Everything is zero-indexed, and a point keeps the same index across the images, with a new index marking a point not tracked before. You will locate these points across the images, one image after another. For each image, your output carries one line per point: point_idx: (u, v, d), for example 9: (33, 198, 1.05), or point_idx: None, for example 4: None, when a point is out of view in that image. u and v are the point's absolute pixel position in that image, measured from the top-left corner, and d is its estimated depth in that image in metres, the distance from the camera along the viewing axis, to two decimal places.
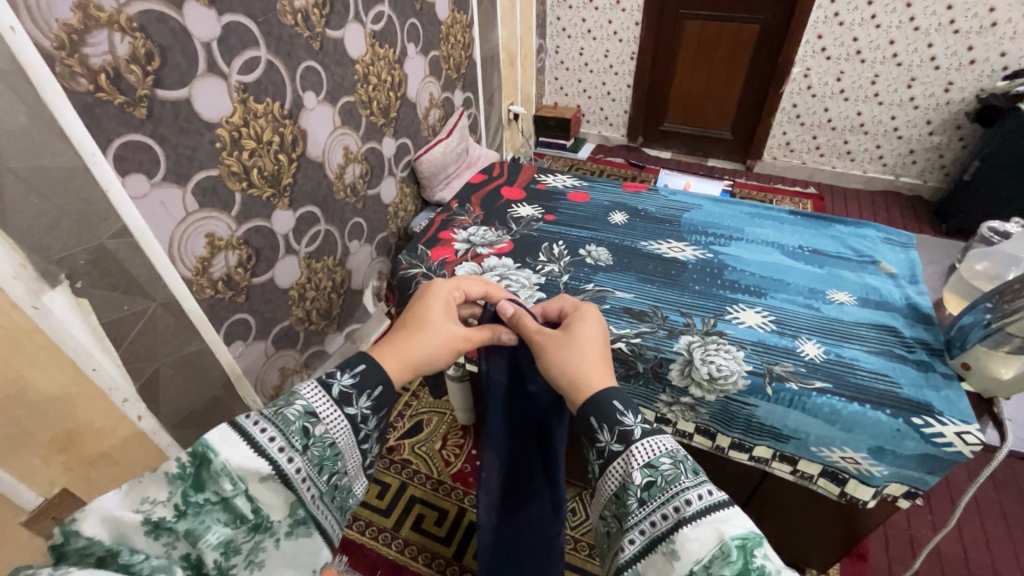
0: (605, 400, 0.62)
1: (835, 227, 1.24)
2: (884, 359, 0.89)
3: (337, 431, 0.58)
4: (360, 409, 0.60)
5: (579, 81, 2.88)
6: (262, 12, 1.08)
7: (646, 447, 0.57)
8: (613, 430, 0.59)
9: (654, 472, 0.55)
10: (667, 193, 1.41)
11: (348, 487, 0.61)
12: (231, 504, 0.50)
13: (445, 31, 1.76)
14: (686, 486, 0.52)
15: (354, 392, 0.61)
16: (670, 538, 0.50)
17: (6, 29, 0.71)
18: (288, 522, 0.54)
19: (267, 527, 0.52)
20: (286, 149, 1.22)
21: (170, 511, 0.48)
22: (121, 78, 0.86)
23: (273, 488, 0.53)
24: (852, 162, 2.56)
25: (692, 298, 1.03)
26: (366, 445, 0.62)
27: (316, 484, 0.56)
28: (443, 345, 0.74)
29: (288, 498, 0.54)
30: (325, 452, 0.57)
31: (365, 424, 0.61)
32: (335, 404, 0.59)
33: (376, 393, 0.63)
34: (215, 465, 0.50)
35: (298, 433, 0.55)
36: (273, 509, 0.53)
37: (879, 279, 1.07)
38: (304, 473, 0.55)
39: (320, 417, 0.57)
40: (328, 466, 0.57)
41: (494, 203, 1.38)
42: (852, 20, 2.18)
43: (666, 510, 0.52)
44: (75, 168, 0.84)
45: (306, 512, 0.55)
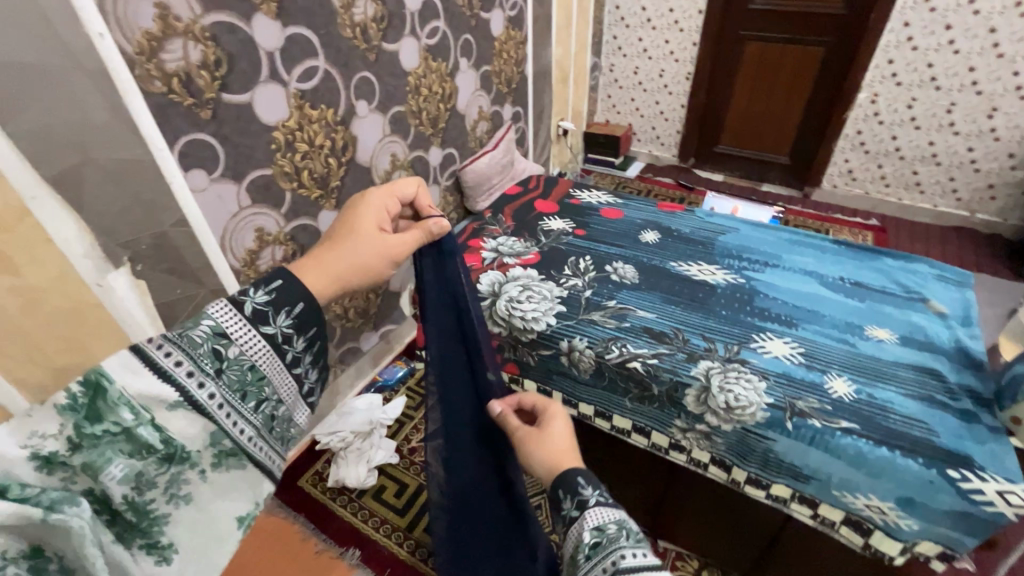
0: (569, 475, 0.65)
1: (882, 260, 1.17)
2: (922, 404, 0.83)
3: (254, 352, 0.58)
4: (278, 328, 0.59)
5: (631, 99, 2.86)
6: (324, 25, 1.15)
7: (597, 513, 0.59)
8: (573, 498, 0.62)
9: (600, 533, 0.57)
10: (703, 215, 1.38)
11: (289, 417, 0.62)
12: (134, 434, 0.48)
13: (498, 47, 1.81)
14: (625, 545, 0.55)
15: (272, 310, 0.59)
16: None
17: (96, 36, 0.80)
18: (210, 453, 0.53)
19: (184, 458, 0.51)
20: (336, 153, 1.29)
21: (62, 445, 0.45)
22: (191, 82, 0.95)
23: (188, 415, 0.52)
24: (922, 195, 2.40)
25: (718, 324, 1.00)
26: (298, 371, 0.62)
27: (239, 411, 0.56)
28: (375, 254, 0.73)
29: (206, 427, 0.53)
30: (245, 375, 0.57)
31: (288, 346, 0.60)
32: (249, 323, 0.57)
33: (296, 310, 0.61)
34: (112, 395, 0.47)
35: (208, 357, 0.54)
36: (188, 439, 0.52)
37: (926, 317, 1.00)
38: (220, 399, 0.54)
39: (233, 339, 0.56)
40: (250, 392, 0.57)
41: (526, 215, 1.40)
42: (928, 45, 2.07)
43: (605, 565, 0.54)
44: (146, 161, 0.92)
45: (232, 443, 0.55)
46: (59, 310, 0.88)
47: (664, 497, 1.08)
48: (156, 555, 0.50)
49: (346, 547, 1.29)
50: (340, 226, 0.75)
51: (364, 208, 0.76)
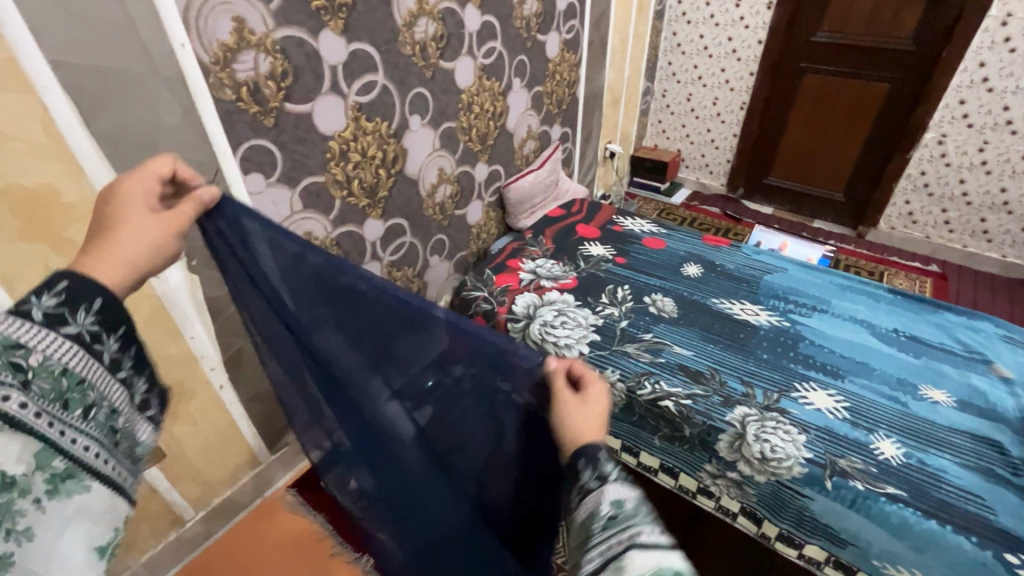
0: (594, 447, 0.61)
1: (946, 316, 1.13)
2: (977, 477, 0.81)
3: (65, 355, 0.49)
4: (83, 326, 0.50)
5: (682, 126, 2.82)
6: (385, 42, 1.20)
7: (618, 487, 0.56)
8: (592, 468, 0.59)
9: (618, 508, 0.54)
10: (751, 252, 1.34)
11: (131, 431, 0.56)
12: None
13: (552, 68, 1.83)
14: (644, 523, 0.53)
15: (65, 308, 0.49)
16: (618, 558, 0.51)
17: (178, 46, 0.85)
18: (43, 476, 0.46)
19: (11, 484, 0.44)
20: (386, 164, 1.33)
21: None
22: (259, 91, 0.99)
23: (3, 437, 0.44)
24: (989, 243, 2.25)
25: (758, 368, 1.00)
26: (123, 373, 0.55)
27: (67, 423, 0.48)
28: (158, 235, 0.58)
29: (34, 446, 0.45)
30: (60, 383, 0.48)
31: (100, 344, 0.52)
32: (46, 328, 0.48)
33: (95, 306, 0.51)
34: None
35: (7, 371, 0.45)
36: (10, 463, 0.44)
37: (988, 381, 0.97)
38: (38, 411, 0.46)
39: (31, 346, 0.47)
40: (74, 399, 0.49)
41: (567, 238, 1.39)
42: (1004, 88, 1.96)
43: (621, 540, 0.52)
44: (209, 163, 0.97)
45: (64, 462, 0.47)
46: None
47: None
48: None
49: None
50: (97, 218, 0.58)
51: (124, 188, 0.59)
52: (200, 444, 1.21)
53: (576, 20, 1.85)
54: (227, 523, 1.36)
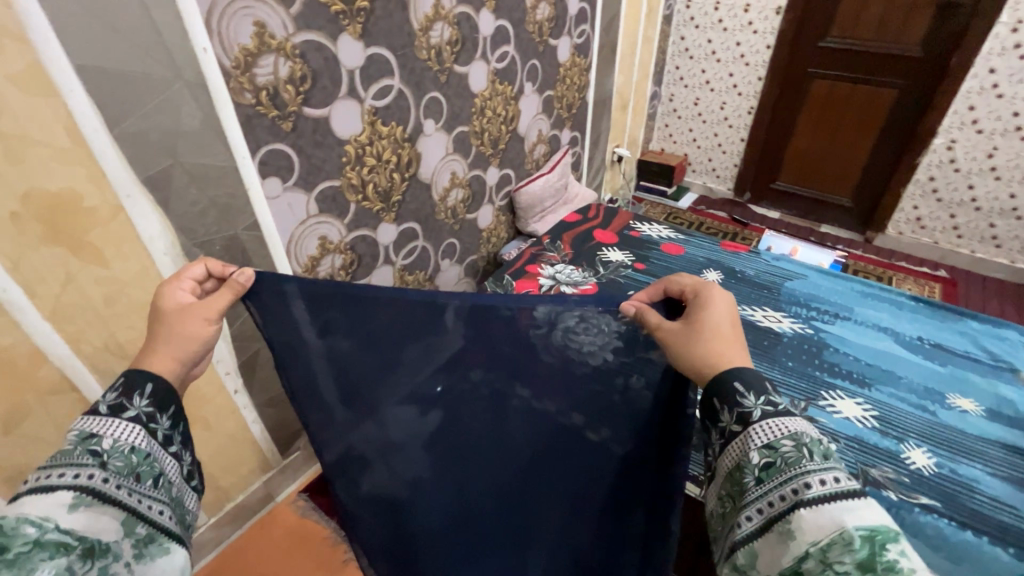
0: (725, 380, 0.57)
1: (967, 323, 1.24)
2: (1011, 487, 0.86)
3: (129, 437, 0.55)
4: (139, 409, 0.57)
5: (689, 130, 2.83)
6: (402, 46, 1.20)
7: (766, 429, 0.52)
8: (732, 410, 0.55)
9: (773, 453, 0.51)
10: (768, 258, 1.49)
11: (180, 501, 0.61)
12: (48, 539, 0.45)
13: (563, 73, 1.83)
14: (810, 470, 0.48)
15: (124, 396, 0.57)
16: (786, 518, 0.47)
17: (199, 50, 0.85)
18: (128, 540, 0.51)
19: (105, 549, 0.49)
20: (400, 168, 1.32)
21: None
22: (278, 95, 0.99)
23: (94, 509, 0.49)
24: (998, 249, 2.25)
25: (785, 376, 1.08)
26: (172, 448, 0.60)
27: (140, 492, 0.54)
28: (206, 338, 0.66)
29: (117, 515, 0.51)
30: (129, 459, 0.54)
31: (157, 424, 0.59)
32: (112, 419, 0.55)
33: (149, 390, 0.59)
34: (9, 525, 0.44)
35: (87, 454, 0.52)
36: (102, 531, 0.49)
37: (1015, 390, 1.05)
38: (117, 484, 0.52)
39: (102, 435, 0.54)
40: (143, 472, 0.55)
41: (584, 244, 1.54)
42: (1014, 94, 1.97)
43: (785, 493, 0.48)
44: (228, 167, 0.96)
45: (142, 525, 0.53)
46: (135, 301, 0.95)
47: None
48: None
49: None
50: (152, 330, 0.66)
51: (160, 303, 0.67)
52: (213, 449, 1.20)
53: (587, 25, 1.85)
54: (234, 532, 1.33)
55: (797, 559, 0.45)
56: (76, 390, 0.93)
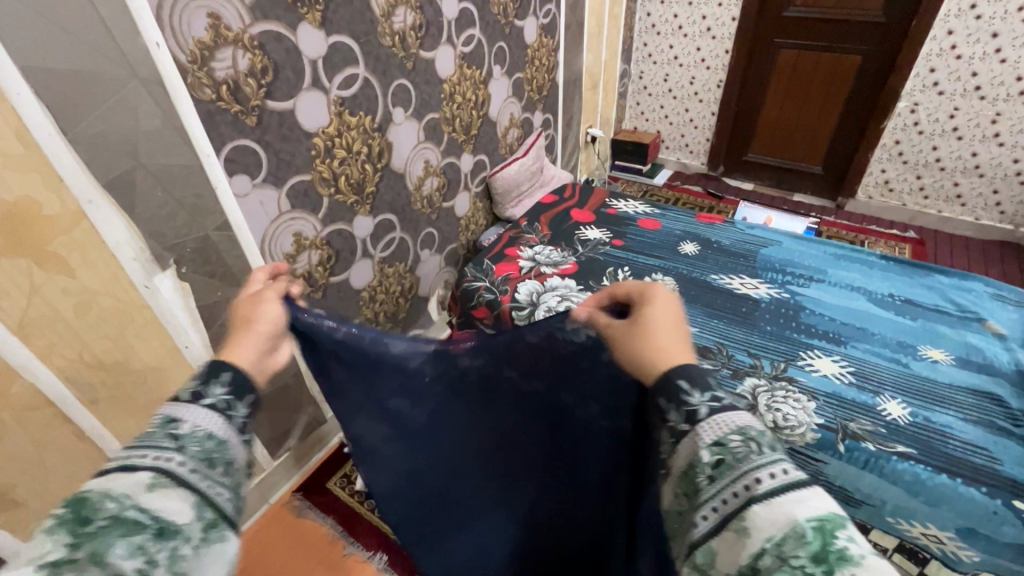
0: (669, 378, 0.51)
1: (935, 277, 1.27)
2: (982, 430, 0.90)
3: (207, 421, 0.47)
4: (217, 396, 0.49)
5: (660, 107, 2.84)
6: (364, 33, 1.17)
7: (713, 423, 0.46)
8: (678, 407, 0.49)
9: (722, 448, 0.44)
10: (742, 227, 1.51)
11: None
12: (127, 516, 0.38)
13: (531, 54, 1.81)
14: (758, 462, 0.41)
15: (204, 383, 0.50)
16: (738, 518, 0.40)
17: (152, 45, 0.82)
18: (200, 525, 0.42)
19: (179, 532, 0.40)
20: (372, 159, 1.30)
21: (61, 548, 0.35)
22: (239, 89, 0.96)
23: (169, 493, 0.41)
24: (963, 208, 2.32)
25: (763, 339, 1.11)
26: (252, 437, 0.51)
27: (217, 480, 0.45)
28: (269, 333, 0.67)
29: (192, 500, 0.42)
30: (207, 444, 0.46)
31: (235, 410, 0.50)
32: (191, 404, 0.48)
33: (227, 376, 0.52)
34: (91, 500, 0.38)
35: (167, 436, 0.44)
36: (177, 515, 0.41)
37: (983, 338, 1.09)
38: (193, 469, 0.43)
39: (183, 417, 0.46)
40: (220, 457, 0.46)
41: (562, 224, 1.54)
42: (972, 54, 2.01)
43: (735, 490, 0.41)
44: (193, 166, 0.94)
45: (214, 511, 0.43)
46: (108, 309, 0.92)
47: None
48: None
49: (374, 551, 1.30)
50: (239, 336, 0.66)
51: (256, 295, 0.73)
52: None
53: (552, 5, 1.83)
54: None
55: (752, 560, 0.37)
56: (52, 404, 0.90)
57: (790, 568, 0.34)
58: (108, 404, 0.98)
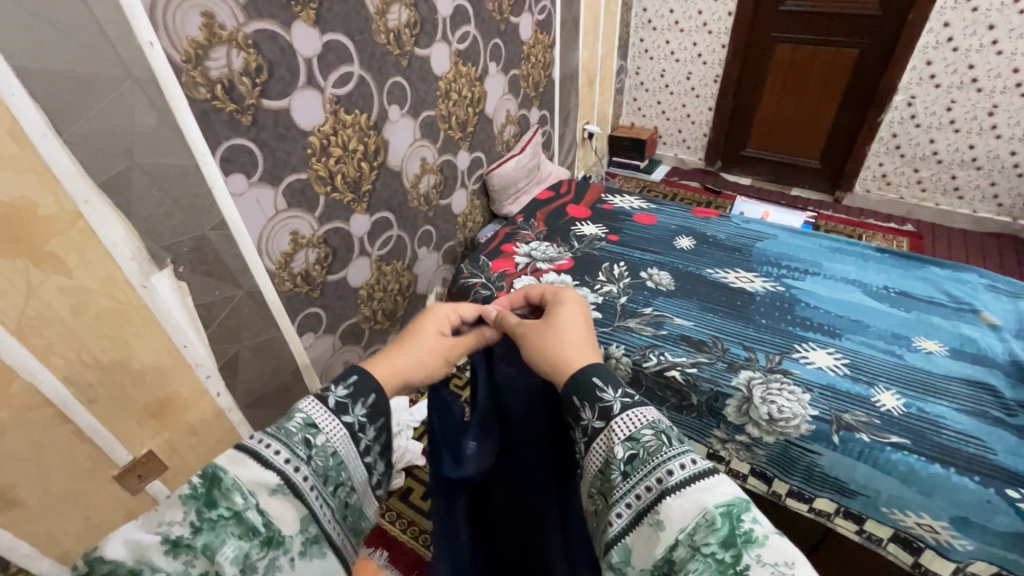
0: (584, 376, 0.58)
1: (931, 269, 1.28)
2: (975, 420, 0.90)
3: (338, 439, 0.54)
4: (356, 417, 0.56)
5: (657, 102, 2.84)
6: (359, 31, 1.17)
7: (627, 420, 0.53)
8: (594, 407, 0.56)
9: (635, 444, 0.52)
10: (738, 221, 1.51)
11: (359, 508, 0.56)
12: (245, 517, 0.44)
13: (527, 51, 1.81)
14: (667, 456, 0.49)
15: (349, 399, 0.57)
16: (653, 509, 0.47)
17: (146, 45, 0.82)
18: (301, 539, 0.48)
19: (281, 542, 0.46)
20: (368, 157, 1.31)
21: (186, 528, 0.41)
22: (233, 88, 0.96)
23: (286, 501, 0.48)
24: (960, 200, 2.32)
25: (758, 332, 1.11)
26: (368, 459, 0.57)
27: (324, 496, 0.51)
28: (439, 355, 0.73)
29: (300, 512, 0.48)
30: (328, 461, 0.52)
31: (364, 434, 0.56)
32: (332, 413, 0.55)
33: (370, 400, 0.58)
34: (226, 482, 0.45)
35: (302, 443, 0.51)
36: (284, 524, 0.47)
37: (977, 329, 1.09)
38: (311, 483, 0.50)
39: (321, 428, 0.53)
40: (333, 476, 0.52)
41: (558, 220, 1.55)
42: (968, 46, 2.01)
43: (649, 484, 0.49)
44: (188, 166, 0.94)
45: (317, 527, 0.49)
46: (105, 309, 0.92)
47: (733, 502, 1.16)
48: None
49: (374, 547, 1.31)
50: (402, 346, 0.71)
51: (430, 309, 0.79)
52: (201, 453, 1.21)
53: (548, 1, 1.83)
54: None
55: (667, 549, 0.44)
56: (52, 405, 0.91)
57: (701, 552, 0.41)
58: (108, 403, 0.99)
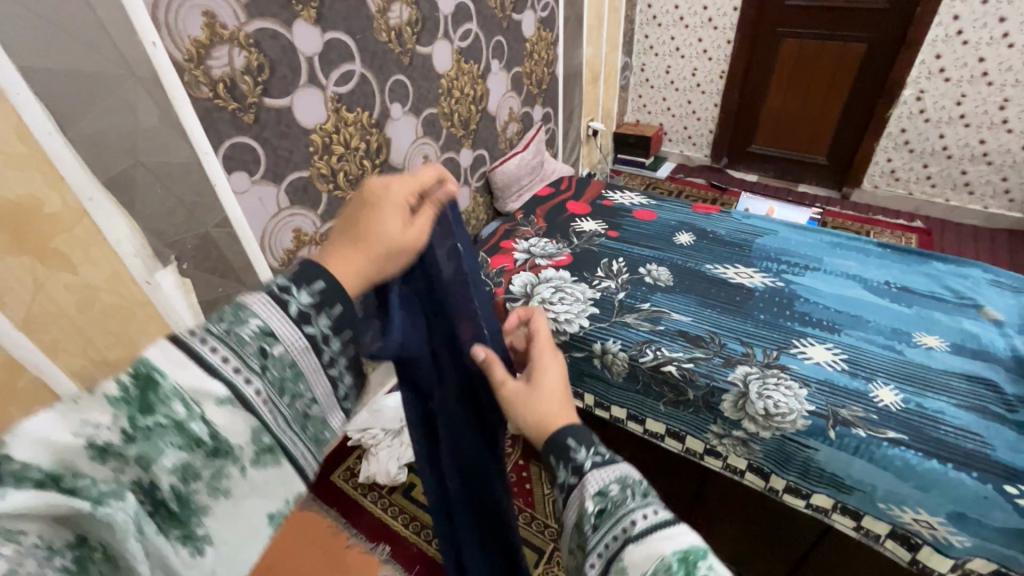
0: (559, 436, 0.56)
1: (933, 265, 1.26)
2: (974, 415, 0.89)
3: (305, 351, 0.43)
4: (320, 329, 0.43)
5: (663, 99, 2.83)
6: (360, 29, 1.18)
7: (597, 475, 0.52)
8: (567, 464, 0.54)
9: (604, 497, 0.50)
10: (739, 217, 1.50)
11: (327, 423, 0.46)
12: (188, 428, 0.36)
13: (529, 48, 1.81)
14: (633, 507, 0.48)
15: (319, 305, 0.44)
16: (618, 559, 0.46)
17: (149, 45, 0.83)
18: (255, 451, 0.39)
19: (231, 455, 0.38)
20: (370, 155, 1.31)
21: (117, 435, 0.33)
22: (236, 87, 0.97)
23: (241, 416, 0.38)
24: (971, 196, 2.29)
25: (756, 327, 1.11)
26: (338, 372, 0.46)
27: (282, 411, 0.41)
28: (410, 248, 0.54)
29: (253, 425, 0.39)
30: (289, 372, 0.42)
31: (328, 346, 0.44)
32: (296, 321, 0.42)
33: (339, 309, 0.45)
34: (167, 386, 0.35)
35: (255, 354, 0.39)
36: (237, 439, 0.38)
37: (979, 325, 1.08)
38: (267, 397, 0.40)
39: (285, 335, 0.41)
40: (297, 389, 0.42)
41: (557, 217, 1.55)
42: (978, 39, 1.98)
43: (615, 533, 0.48)
44: (191, 164, 0.95)
45: (272, 437, 0.40)
46: (111, 306, 0.94)
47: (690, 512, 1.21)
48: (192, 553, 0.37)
49: (376, 542, 1.32)
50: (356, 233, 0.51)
51: (384, 188, 0.53)
52: None
53: None
54: None
55: None
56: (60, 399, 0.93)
57: None
58: None
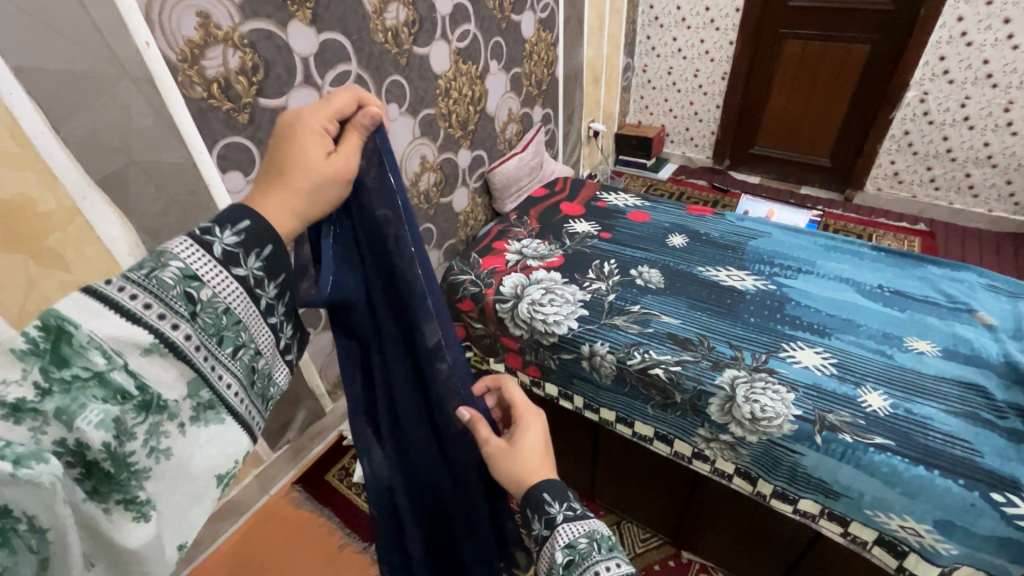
0: (536, 491, 0.63)
1: (928, 269, 1.25)
2: (964, 422, 0.88)
3: (231, 297, 0.50)
4: (250, 270, 0.51)
5: (665, 100, 2.81)
6: (356, 30, 1.18)
7: (568, 529, 0.59)
8: (541, 517, 0.61)
9: (573, 550, 0.57)
10: (733, 219, 1.50)
11: (268, 373, 0.56)
12: (108, 378, 0.42)
13: (529, 49, 1.81)
14: (598, 560, 0.55)
15: (242, 250, 0.50)
16: None
17: (142, 45, 0.82)
18: (191, 403, 0.48)
19: (163, 407, 0.46)
20: None
21: (30, 391, 0.39)
22: (230, 87, 0.97)
23: (165, 362, 0.46)
24: (975, 199, 2.26)
25: (745, 331, 1.10)
26: (273, 319, 0.55)
27: (217, 358, 0.50)
28: (328, 174, 0.58)
29: (185, 374, 0.47)
30: (220, 320, 0.49)
31: (261, 289, 0.52)
32: (220, 266, 0.49)
33: (266, 253, 0.52)
34: (78, 338, 0.41)
35: (181, 299, 0.46)
36: (164, 388, 0.46)
37: (973, 330, 1.07)
38: (196, 342, 0.48)
39: (205, 281, 0.48)
40: (228, 338, 0.50)
41: (551, 218, 1.55)
42: (984, 41, 1.96)
43: None
44: (185, 164, 0.95)
45: (210, 393, 0.49)
46: None
47: (683, 517, 1.20)
48: (134, 510, 0.45)
49: (369, 542, 1.32)
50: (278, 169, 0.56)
51: (298, 116, 0.58)
52: None
53: None
54: (233, 523, 1.36)
55: None
56: None
57: None
58: None
